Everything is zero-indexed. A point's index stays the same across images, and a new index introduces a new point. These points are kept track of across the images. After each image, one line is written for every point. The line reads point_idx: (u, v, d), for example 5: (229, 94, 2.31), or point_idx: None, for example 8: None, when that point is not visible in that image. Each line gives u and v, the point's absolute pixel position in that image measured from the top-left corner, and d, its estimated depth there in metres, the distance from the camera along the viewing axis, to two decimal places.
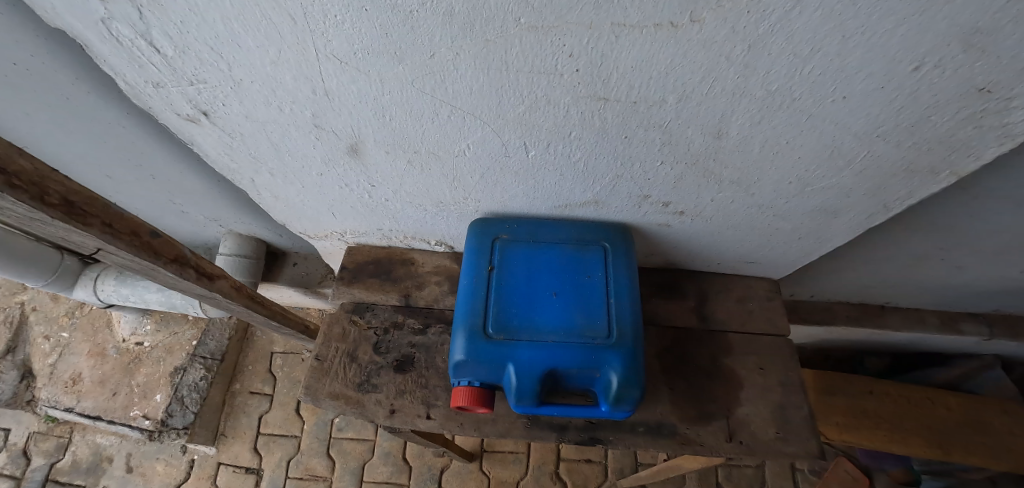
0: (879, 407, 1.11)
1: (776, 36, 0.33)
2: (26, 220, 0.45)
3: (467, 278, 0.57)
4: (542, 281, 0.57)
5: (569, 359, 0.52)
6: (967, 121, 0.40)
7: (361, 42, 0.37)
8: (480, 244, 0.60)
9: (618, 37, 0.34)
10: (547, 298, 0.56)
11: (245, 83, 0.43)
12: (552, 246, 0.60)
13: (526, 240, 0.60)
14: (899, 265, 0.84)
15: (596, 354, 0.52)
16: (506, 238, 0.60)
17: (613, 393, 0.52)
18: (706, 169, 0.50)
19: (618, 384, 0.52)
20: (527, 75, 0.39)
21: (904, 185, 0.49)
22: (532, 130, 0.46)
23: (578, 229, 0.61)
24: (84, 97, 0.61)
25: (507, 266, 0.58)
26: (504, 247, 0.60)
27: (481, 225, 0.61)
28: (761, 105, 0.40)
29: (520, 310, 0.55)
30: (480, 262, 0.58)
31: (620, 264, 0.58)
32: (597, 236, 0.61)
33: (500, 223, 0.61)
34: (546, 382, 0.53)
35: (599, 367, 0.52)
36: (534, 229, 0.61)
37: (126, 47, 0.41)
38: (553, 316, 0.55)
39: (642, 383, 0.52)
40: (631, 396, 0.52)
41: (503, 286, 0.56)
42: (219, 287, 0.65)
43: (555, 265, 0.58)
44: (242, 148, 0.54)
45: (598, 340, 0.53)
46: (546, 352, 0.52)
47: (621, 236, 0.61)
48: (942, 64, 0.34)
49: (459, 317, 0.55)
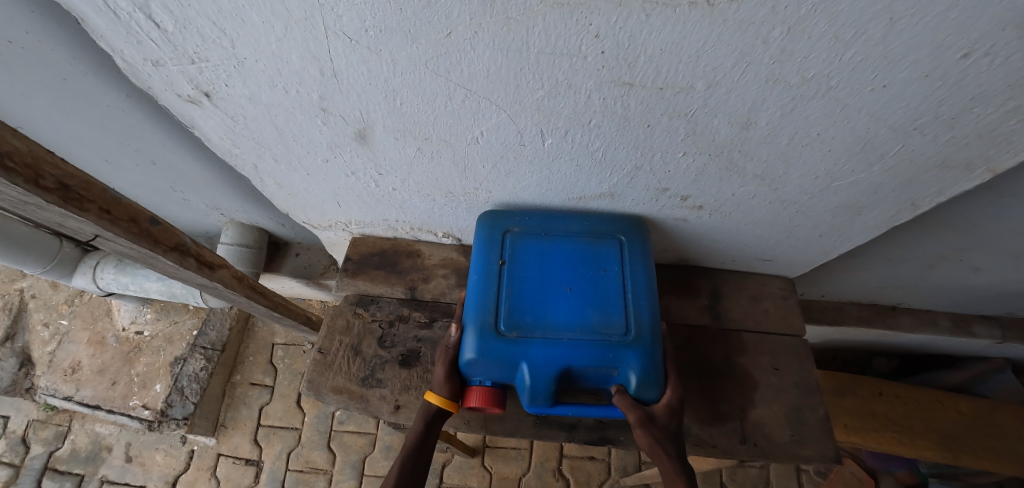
0: (889, 409, 1.09)
1: (819, 17, 0.31)
2: (20, 203, 0.43)
3: (476, 272, 0.55)
4: (555, 275, 0.55)
5: (585, 358, 0.50)
6: (1009, 114, 0.37)
7: (373, 19, 0.34)
8: (490, 236, 0.58)
9: (648, 15, 0.32)
10: (560, 292, 0.54)
11: (249, 62, 0.41)
12: (566, 239, 0.58)
13: (538, 233, 0.58)
14: (917, 265, 0.82)
15: (613, 352, 0.50)
16: (516, 231, 0.58)
17: (630, 390, 0.51)
18: (730, 161, 0.47)
19: (636, 383, 0.51)
20: (549, 57, 0.37)
21: (935, 181, 0.47)
22: (550, 116, 0.44)
23: (593, 222, 0.59)
24: (81, 77, 0.59)
25: (518, 259, 0.56)
26: (516, 241, 0.57)
27: (491, 218, 0.59)
28: (794, 94, 0.38)
29: (532, 306, 0.53)
30: (490, 256, 0.56)
31: (638, 258, 0.56)
32: (613, 229, 0.58)
33: (511, 215, 0.59)
34: (561, 382, 0.51)
35: (616, 365, 0.50)
36: (546, 222, 0.59)
37: (124, 20, 0.38)
38: (567, 312, 0.53)
39: (661, 382, 0.51)
40: (651, 394, 0.51)
41: (514, 282, 0.55)
42: (220, 277, 0.63)
43: (569, 259, 0.56)
44: (245, 132, 0.52)
45: (616, 337, 0.51)
46: (561, 350, 0.50)
47: (638, 229, 0.58)
48: (993, 51, 0.32)
49: (467, 313, 0.53)
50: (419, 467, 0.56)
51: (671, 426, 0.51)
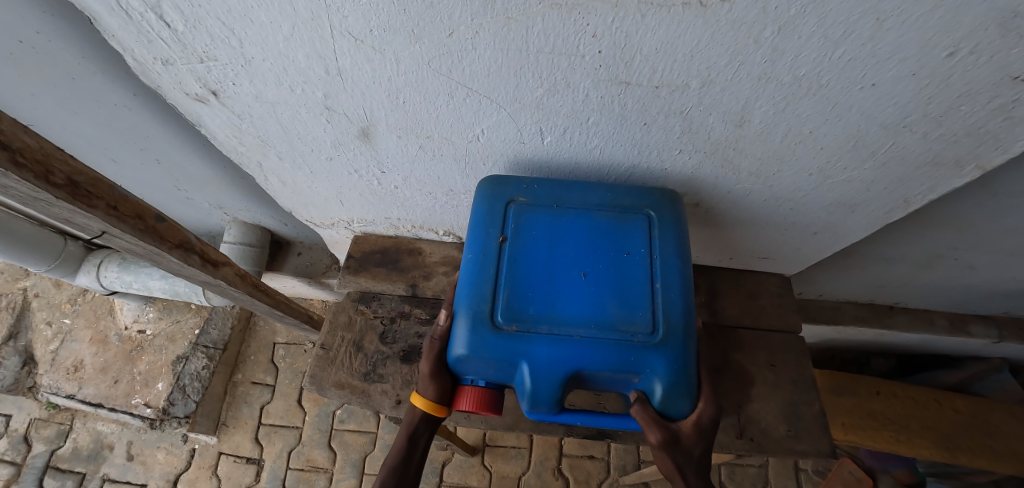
0: (886, 408, 1.10)
1: (808, 18, 0.32)
2: (30, 199, 0.44)
3: (473, 252, 0.50)
4: (567, 259, 0.49)
5: (599, 359, 0.44)
6: (997, 112, 0.38)
7: (377, 19, 0.36)
8: (491, 208, 0.51)
9: (643, 16, 0.33)
10: (572, 278, 0.48)
11: (255, 61, 0.42)
12: (581, 214, 0.52)
13: (548, 205, 0.52)
14: (913, 264, 0.82)
15: (635, 355, 0.45)
16: (521, 201, 0.52)
17: (654, 402, 0.46)
18: (726, 158, 0.49)
19: (661, 392, 0.45)
20: (548, 56, 0.38)
21: (926, 178, 0.48)
22: (549, 114, 0.45)
23: (614, 193, 0.52)
24: (89, 76, 0.60)
25: (523, 237, 0.50)
26: (520, 213, 0.51)
27: (493, 185, 0.52)
28: (786, 92, 0.39)
29: (539, 295, 0.47)
30: (490, 232, 0.50)
31: (669, 240, 0.50)
32: (639, 203, 0.52)
33: (516, 182, 0.52)
34: (569, 386, 0.46)
35: (638, 370, 0.45)
36: (559, 191, 0.52)
37: (136, 20, 0.40)
38: (581, 304, 0.47)
39: (691, 394, 0.46)
40: (677, 406, 0.46)
41: (518, 265, 0.49)
42: (224, 274, 0.64)
43: (584, 239, 0.50)
44: (250, 130, 0.53)
45: (639, 337, 0.45)
46: (572, 350, 0.44)
47: (669, 201, 0.52)
48: (977, 50, 0.33)
49: (461, 301, 0.48)
50: (407, 471, 0.53)
51: (695, 450, 0.46)
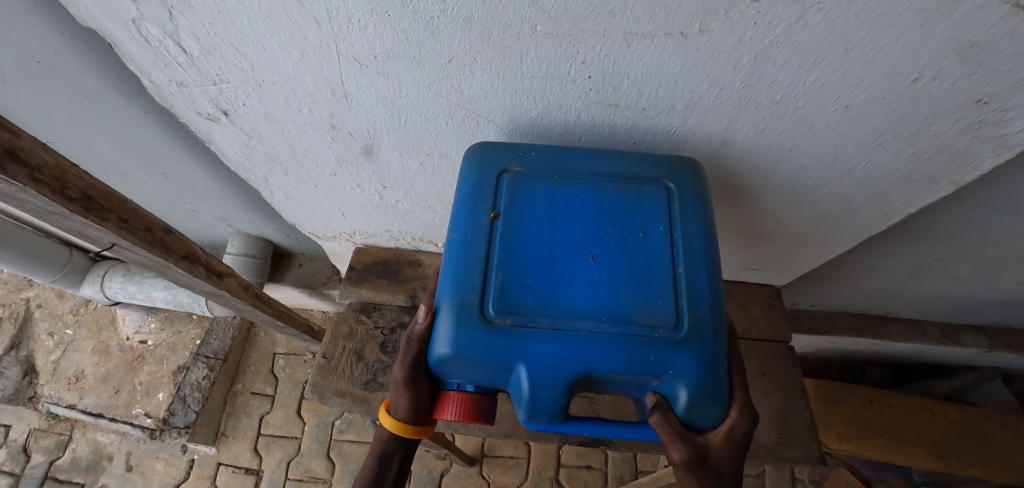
0: (880, 417, 1.11)
1: (781, 47, 0.35)
2: (46, 213, 0.46)
3: (459, 231, 0.44)
4: (571, 239, 0.44)
5: (610, 359, 0.39)
6: (964, 131, 0.41)
7: (382, 46, 0.38)
8: (482, 178, 0.46)
9: (629, 45, 0.36)
10: (579, 262, 0.43)
11: (266, 83, 0.44)
12: (587, 185, 0.46)
13: (548, 175, 0.46)
14: (901, 274, 0.84)
15: (656, 355, 0.39)
16: (516, 170, 0.46)
17: (679, 411, 0.40)
18: (712, 175, 0.51)
19: (688, 400, 0.39)
20: (541, 81, 0.40)
21: (903, 193, 0.50)
22: (541, 134, 0.48)
23: (629, 161, 0.47)
24: (103, 95, 0.63)
25: (518, 213, 0.45)
26: (515, 184, 0.46)
27: (483, 151, 0.47)
28: (765, 113, 0.42)
29: (539, 282, 0.42)
30: (479, 208, 0.45)
31: (691, 216, 0.44)
32: (656, 173, 0.46)
33: (509, 149, 0.47)
34: (574, 391, 0.40)
35: (659, 372, 0.39)
36: (562, 158, 0.47)
37: (154, 46, 0.42)
38: (588, 293, 0.41)
39: (723, 401, 0.40)
40: (706, 415, 0.40)
41: (515, 248, 0.43)
42: (228, 285, 0.66)
43: (590, 215, 0.45)
44: (258, 147, 0.55)
45: (662, 333, 0.40)
46: (580, 349, 0.39)
47: (690, 171, 0.46)
48: (940, 76, 0.36)
49: (446, 290, 0.42)
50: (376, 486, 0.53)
51: (726, 472, 0.40)
